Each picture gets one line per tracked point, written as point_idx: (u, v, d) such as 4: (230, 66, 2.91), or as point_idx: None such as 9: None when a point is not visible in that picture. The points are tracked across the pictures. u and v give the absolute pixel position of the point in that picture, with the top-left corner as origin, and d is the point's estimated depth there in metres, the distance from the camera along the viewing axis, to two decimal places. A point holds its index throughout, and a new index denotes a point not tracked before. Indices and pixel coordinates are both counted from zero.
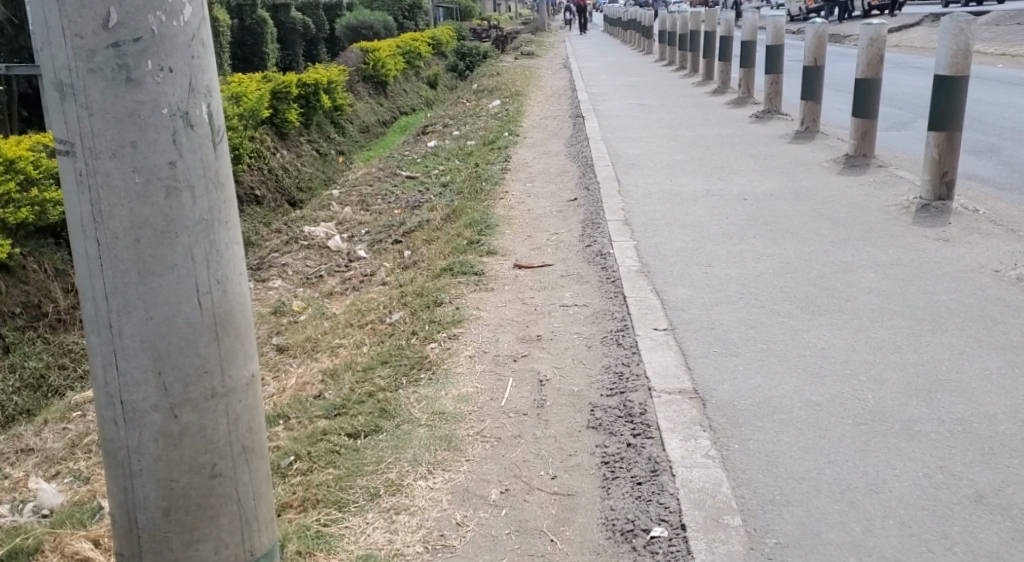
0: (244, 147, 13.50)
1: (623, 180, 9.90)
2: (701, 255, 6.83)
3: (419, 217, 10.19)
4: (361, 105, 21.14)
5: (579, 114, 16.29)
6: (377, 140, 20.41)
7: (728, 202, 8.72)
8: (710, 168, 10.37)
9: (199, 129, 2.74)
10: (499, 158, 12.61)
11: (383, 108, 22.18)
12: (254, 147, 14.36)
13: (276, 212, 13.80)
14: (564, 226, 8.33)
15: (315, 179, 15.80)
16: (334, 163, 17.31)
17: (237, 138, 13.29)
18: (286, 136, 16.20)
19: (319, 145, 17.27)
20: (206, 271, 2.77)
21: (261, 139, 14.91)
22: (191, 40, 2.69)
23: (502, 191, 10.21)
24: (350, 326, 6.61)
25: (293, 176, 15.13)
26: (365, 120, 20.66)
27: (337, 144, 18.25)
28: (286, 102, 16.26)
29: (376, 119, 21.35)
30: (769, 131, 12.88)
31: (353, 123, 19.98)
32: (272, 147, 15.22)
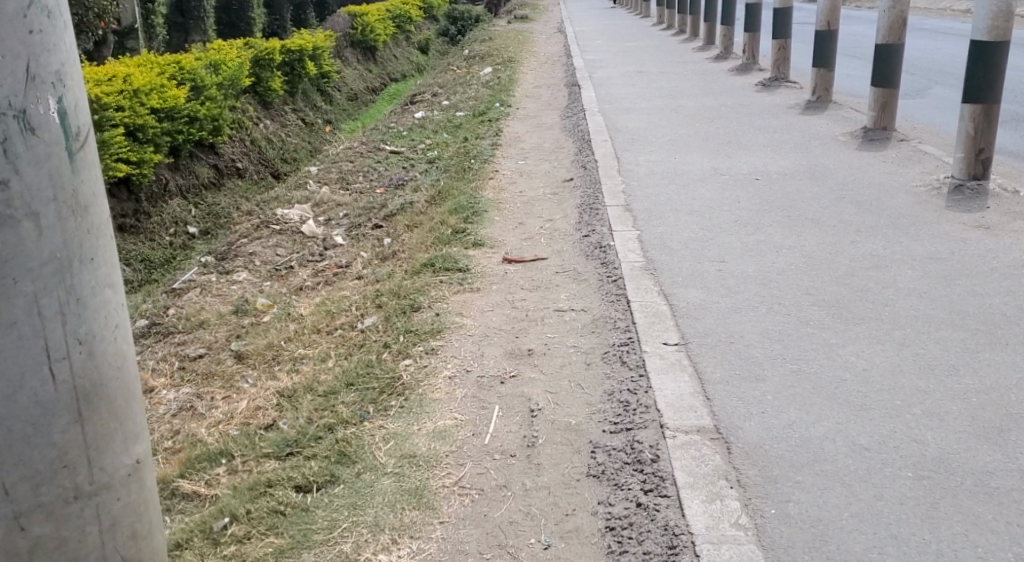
0: (225, 118, 12.62)
1: (623, 158, 9.11)
2: (712, 249, 6.07)
3: (401, 199, 9.41)
4: (349, 72, 20.20)
5: (575, 83, 15.42)
6: (366, 108, 19.51)
7: (738, 183, 7.95)
8: (717, 143, 9.58)
9: (50, 170, 2.34)
10: (490, 132, 11.81)
11: (371, 75, 21.25)
12: (234, 117, 13.48)
13: (260, 185, 12.96)
14: (557, 213, 7.57)
15: (302, 150, 14.93)
16: (321, 134, 16.44)
17: (216, 107, 12.41)
18: (269, 105, 15.31)
19: (304, 114, 16.38)
20: (66, 343, 2.41)
21: (242, 109, 14.03)
22: (35, 59, 2.30)
23: (490, 171, 9.43)
24: (317, 332, 5.86)
25: (278, 146, 14.26)
26: (353, 88, 19.74)
27: (324, 114, 17.35)
28: (270, 68, 15.35)
29: (365, 86, 20.42)
30: (777, 100, 12.07)
31: (341, 91, 19.05)
32: (255, 117, 14.34)
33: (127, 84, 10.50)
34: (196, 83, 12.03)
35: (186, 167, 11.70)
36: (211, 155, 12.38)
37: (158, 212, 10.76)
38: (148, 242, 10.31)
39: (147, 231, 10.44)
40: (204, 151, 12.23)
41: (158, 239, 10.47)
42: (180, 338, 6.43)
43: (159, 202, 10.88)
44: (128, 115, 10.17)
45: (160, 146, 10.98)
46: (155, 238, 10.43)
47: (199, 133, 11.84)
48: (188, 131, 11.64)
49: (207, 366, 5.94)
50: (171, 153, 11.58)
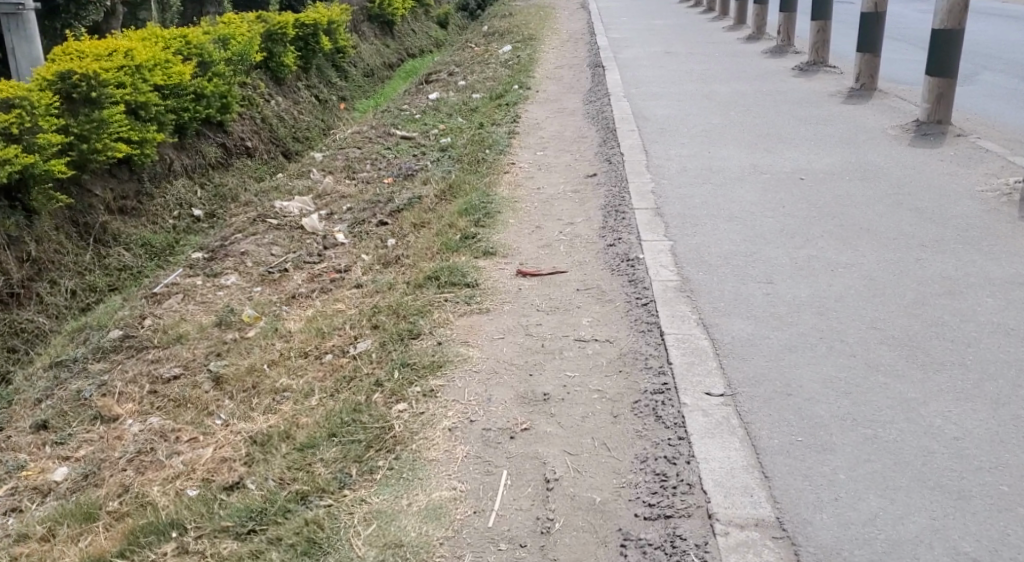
0: (235, 94, 11.82)
1: (651, 151, 8.34)
2: (756, 266, 5.32)
3: (409, 195, 8.69)
4: (366, 47, 19.40)
5: (598, 64, 14.61)
6: (383, 85, 18.74)
7: (780, 184, 7.18)
8: (754, 136, 8.79)
9: None
10: (507, 118, 11.08)
11: (389, 51, 20.47)
12: (244, 93, 12.73)
13: (271, 165, 12.22)
14: (578, 217, 6.84)
15: (315, 128, 14.18)
16: (336, 111, 15.70)
17: (225, 83, 11.65)
18: (281, 82, 14.57)
19: (318, 92, 15.64)
20: None
21: (253, 86, 13.28)
22: None
23: (506, 164, 8.69)
24: (304, 355, 5.15)
25: (290, 124, 13.50)
26: (370, 63, 18.96)
27: (339, 91, 16.61)
28: (283, 42, 14.56)
29: (381, 62, 19.64)
30: (815, 87, 11.24)
31: (357, 67, 18.26)
32: (266, 94, 13.60)
33: (130, 59, 9.75)
34: (205, 58, 11.28)
35: (193, 146, 10.95)
36: (219, 133, 11.63)
37: (162, 193, 10.02)
38: (149, 226, 9.58)
39: (149, 214, 9.70)
40: (212, 130, 11.50)
41: (161, 223, 9.72)
42: (155, 355, 5.72)
43: (163, 182, 10.14)
44: (130, 93, 9.44)
45: (165, 125, 10.24)
46: (158, 222, 9.67)
47: (206, 110, 11.10)
48: (194, 108, 10.91)
49: (181, 391, 5.24)
50: (176, 132, 10.84)
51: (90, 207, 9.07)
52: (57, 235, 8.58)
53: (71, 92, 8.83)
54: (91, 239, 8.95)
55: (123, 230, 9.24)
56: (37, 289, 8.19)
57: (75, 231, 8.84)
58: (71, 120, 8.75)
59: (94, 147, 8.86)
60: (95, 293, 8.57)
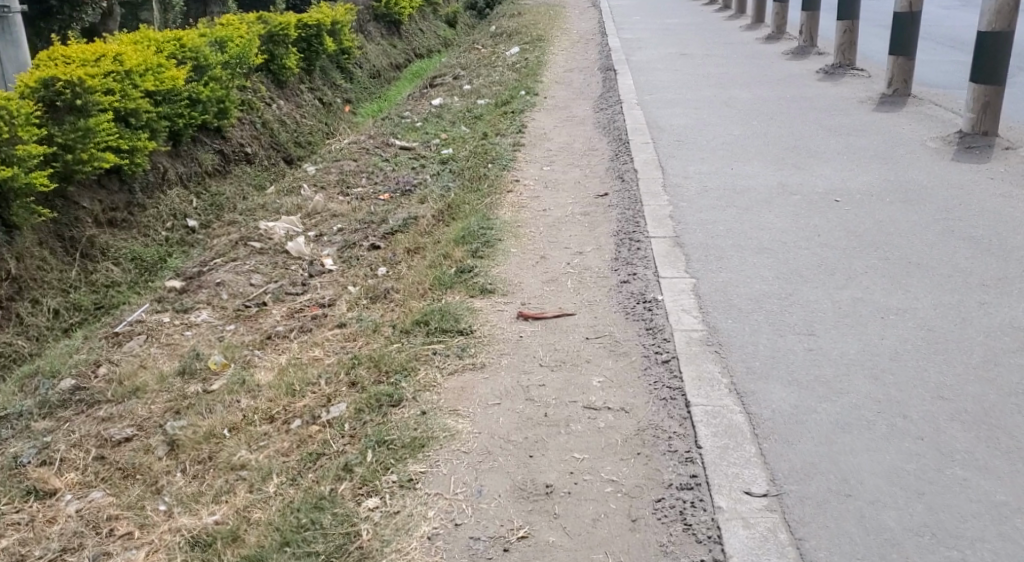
0: (232, 99, 11.12)
1: (668, 169, 7.64)
2: (794, 312, 4.59)
3: (404, 215, 8.03)
4: (371, 48, 18.69)
5: (609, 67, 13.91)
6: (389, 86, 18.03)
7: (814, 208, 6.46)
8: (780, 150, 8.07)
9: None
10: (512, 129, 10.41)
11: (395, 51, 19.77)
12: (242, 97, 12.04)
13: (271, 172, 11.51)
14: (588, 246, 6.15)
15: (319, 132, 13.48)
16: (340, 114, 15.00)
17: (222, 88, 10.96)
18: (284, 84, 13.87)
19: (322, 94, 14.95)
20: None
21: (253, 89, 12.59)
22: None
23: (510, 182, 8.03)
24: (270, 419, 4.46)
25: (291, 128, 12.81)
26: (375, 64, 18.26)
27: (344, 93, 15.90)
28: (285, 44, 13.87)
29: (387, 63, 18.93)
30: (841, 97, 10.55)
31: (362, 68, 17.55)
32: (267, 97, 12.90)
33: (119, 63, 9.07)
34: (201, 61, 10.60)
35: (188, 154, 10.28)
36: (216, 139, 10.96)
37: (155, 203, 9.34)
38: (141, 239, 8.90)
39: (140, 226, 9.03)
40: (208, 136, 10.82)
41: (152, 235, 9.04)
42: (106, 412, 5.03)
43: (156, 192, 9.46)
44: (119, 99, 8.77)
45: (157, 132, 9.56)
46: (149, 234, 9.01)
47: (202, 116, 10.41)
48: (189, 114, 10.22)
49: (129, 458, 4.57)
50: (171, 139, 10.17)
51: (76, 220, 8.40)
52: (40, 250, 7.92)
53: (55, 99, 8.15)
54: (77, 254, 8.27)
55: (112, 244, 8.55)
56: (16, 309, 7.54)
57: (60, 246, 8.18)
58: (54, 129, 8.07)
59: (80, 157, 8.18)
60: (80, 313, 7.88)
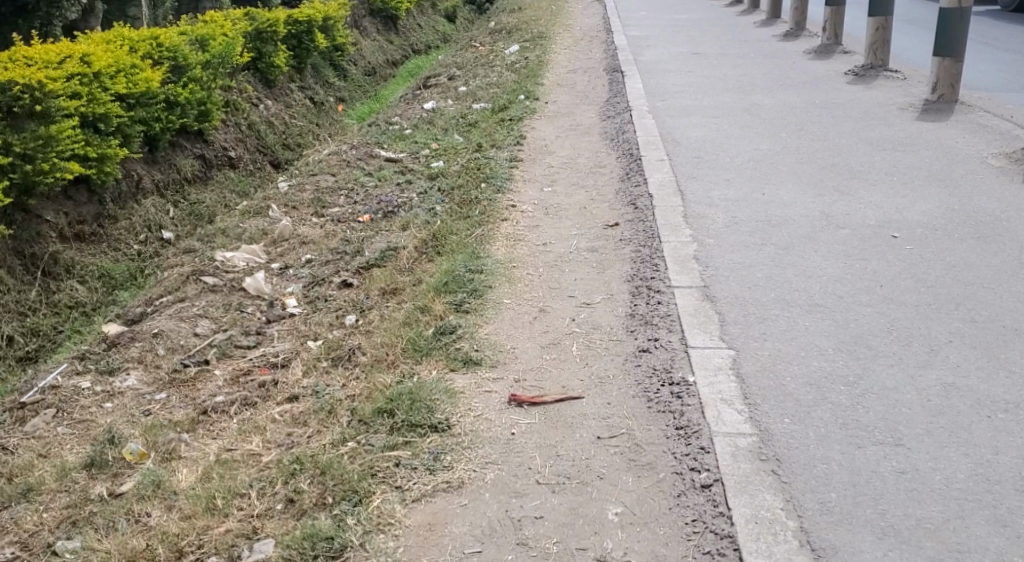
0: (215, 100, 9.99)
1: (689, 194, 6.58)
2: (870, 410, 3.53)
3: (383, 245, 6.95)
4: (366, 44, 17.56)
5: (617, 68, 12.82)
6: (385, 84, 16.91)
7: (869, 246, 5.43)
8: (818, 173, 7.02)
9: None
10: (509, 140, 9.35)
11: (392, 47, 18.64)
12: (226, 98, 10.94)
13: (257, 178, 10.40)
14: (597, 296, 5.11)
15: (310, 134, 12.38)
16: (332, 115, 13.89)
17: (203, 89, 9.85)
18: (273, 84, 12.75)
19: (313, 95, 13.84)
20: None
21: (238, 90, 11.51)
22: None
23: (506, 207, 6.97)
24: (178, 554, 3.34)
25: (279, 131, 11.71)
26: (371, 61, 17.14)
27: (337, 92, 14.79)
28: (274, 41, 12.76)
29: (384, 60, 17.81)
30: (876, 106, 9.48)
31: (356, 65, 16.41)
32: (253, 97, 11.78)
33: (87, 65, 8.01)
34: (179, 61, 9.51)
35: (166, 160, 9.19)
36: (197, 143, 9.84)
37: (128, 214, 8.25)
38: (111, 254, 7.82)
39: (111, 239, 7.95)
40: (188, 140, 9.71)
41: (124, 248, 7.96)
42: None
43: (129, 203, 8.37)
44: (85, 103, 7.67)
45: (131, 138, 8.46)
46: (121, 248, 7.92)
47: (182, 119, 9.32)
48: (167, 117, 9.13)
49: None
50: (146, 144, 9.06)
51: (38, 235, 7.28)
52: None
53: (11, 105, 7.04)
54: (38, 272, 7.16)
55: (77, 259, 7.48)
56: None
57: (19, 264, 7.06)
58: (13, 136, 6.92)
59: (41, 168, 7.03)
60: (37, 339, 6.76)
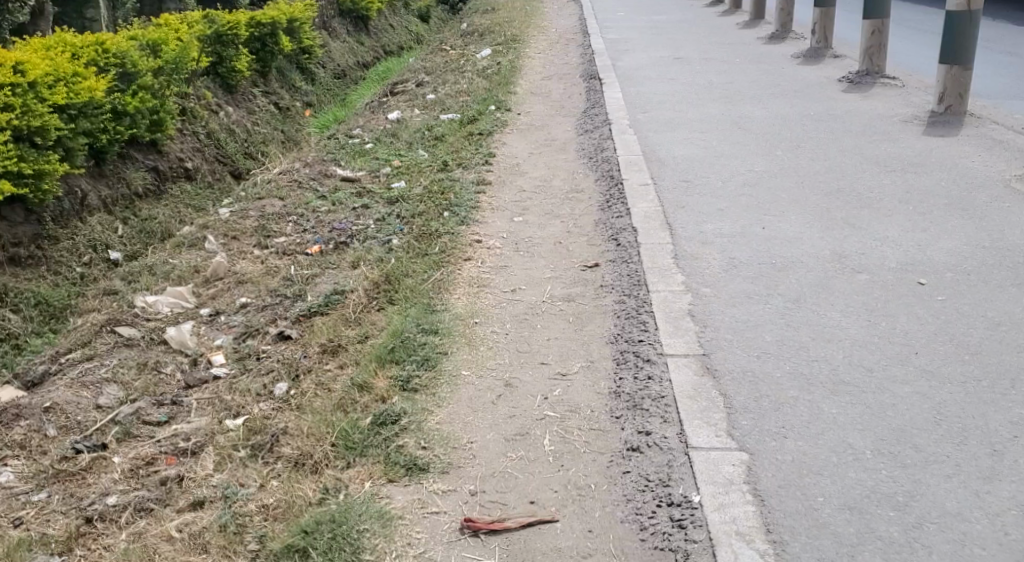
0: (170, 107, 8.96)
1: (679, 229, 5.75)
2: (933, 554, 2.82)
3: (328, 287, 6.05)
4: (335, 46, 16.57)
5: (595, 75, 11.97)
6: (357, 86, 15.90)
7: (894, 297, 4.62)
8: (823, 201, 6.22)
9: None
10: (477, 158, 8.48)
11: (363, 49, 17.65)
12: (182, 106, 9.94)
13: (217, 190, 9.35)
14: (574, 364, 4.26)
15: (274, 141, 11.39)
16: (300, 120, 12.89)
17: (155, 97, 8.83)
18: (235, 90, 11.69)
19: (278, 101, 12.83)
20: None
21: (195, 96, 10.47)
22: None
23: (470, 242, 6.09)
24: None
25: (241, 139, 10.74)
26: (340, 63, 16.14)
27: (304, 97, 13.78)
28: (235, 45, 11.67)
29: (354, 62, 16.82)
30: (877, 119, 8.68)
31: (324, 68, 15.43)
32: (212, 104, 10.76)
33: (20, 73, 7.13)
34: (127, 67, 8.56)
35: (115, 174, 8.20)
36: (150, 154, 8.81)
37: (70, 233, 7.32)
38: (49, 278, 6.89)
39: (50, 262, 7.02)
40: (139, 151, 8.67)
41: (65, 272, 7.04)
42: None
43: (72, 221, 7.43)
44: (19, 115, 6.80)
45: (74, 151, 7.46)
46: (61, 271, 7.01)
47: (131, 130, 8.35)
48: (113, 128, 8.10)
49: None
50: (92, 156, 8.08)
51: None
52: None
53: None
54: None
55: (11, 284, 6.48)
56: None
57: None
58: None
59: None
60: None
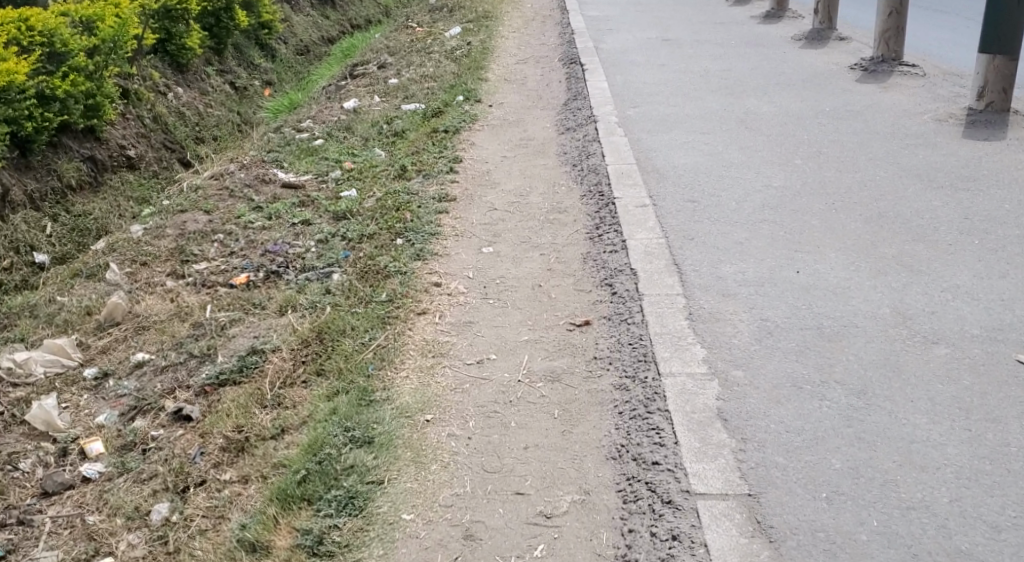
0: (110, 90, 7.82)
1: (690, 272, 4.54)
2: None
3: (244, 345, 4.80)
4: (299, 19, 15.09)
5: (576, 59, 10.67)
6: (326, 61, 14.46)
7: (993, 387, 3.45)
8: (865, 230, 5.02)
9: None
10: (440, 164, 7.20)
11: (330, 22, 16.17)
12: (124, 87, 8.57)
13: (166, 180, 8.28)
14: (563, 498, 3.03)
15: (230, 126, 9.98)
16: (260, 101, 11.47)
17: (92, 80, 7.67)
18: (185, 69, 10.19)
19: (234, 81, 11.42)
20: None
21: (139, 77, 9.12)
22: None
23: (427, 285, 4.84)
24: None
25: (191, 123, 9.42)
26: (303, 37, 14.68)
27: (265, 75, 12.32)
28: (186, 20, 10.12)
29: (320, 36, 15.35)
30: (906, 115, 7.46)
31: (287, 43, 13.97)
32: (160, 85, 9.42)
33: None
34: (57, 47, 7.28)
35: (44, 165, 7.24)
36: (86, 142, 7.76)
37: None
38: None
39: None
40: (73, 139, 7.62)
41: None
42: None
43: None
44: None
45: None
46: None
47: (62, 117, 7.29)
48: (38, 115, 7.07)
49: None
50: (17, 147, 7.11)
51: None
52: None
53: None
54: None
55: None
56: None
57: None
58: None
59: None
60: None
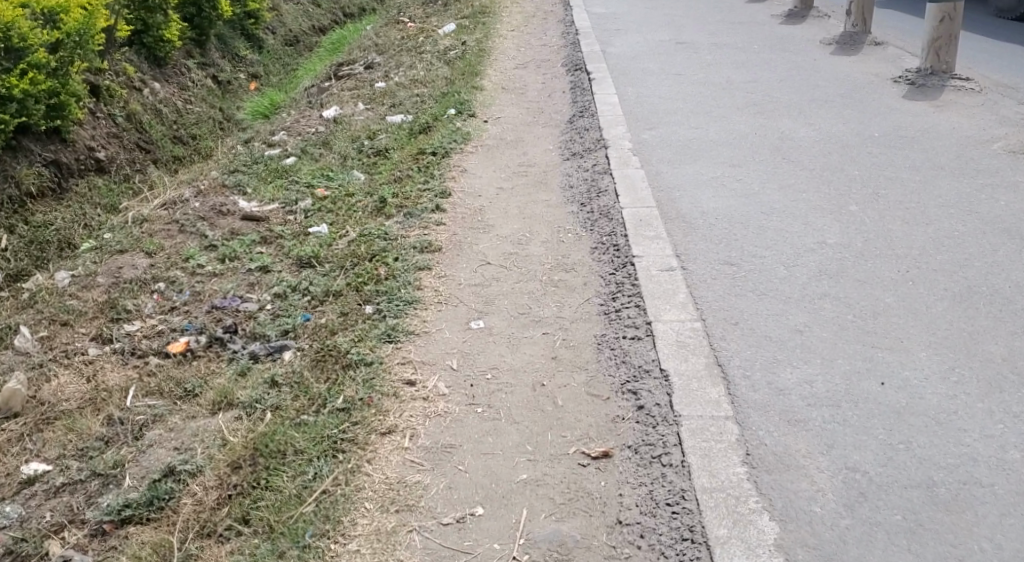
0: (73, 88, 6.71)
1: (740, 384, 3.49)
2: None
3: (159, 465, 3.71)
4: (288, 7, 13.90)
5: (582, 67, 9.53)
6: (323, 48, 13.32)
7: None
8: (957, 314, 3.93)
9: None
10: (426, 197, 6.08)
11: (321, 10, 14.97)
12: (93, 82, 7.46)
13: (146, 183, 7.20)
14: None
15: (211, 123, 8.84)
16: (246, 97, 10.35)
17: (53, 76, 6.57)
18: (166, 63, 9.03)
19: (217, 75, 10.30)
20: None
21: (110, 72, 7.98)
22: None
23: (397, 385, 3.75)
24: None
25: (169, 122, 8.28)
26: (292, 27, 13.50)
27: (252, 67, 11.19)
28: (164, 10, 8.99)
29: (311, 26, 14.16)
30: (971, 144, 6.37)
31: (275, 34, 12.84)
32: (136, 81, 8.29)
33: None
34: (13, 42, 6.14)
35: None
36: (50, 144, 6.70)
37: None
38: None
39: None
40: (34, 142, 6.56)
41: None
42: None
43: None
44: None
45: None
46: None
47: (20, 120, 6.21)
48: None
49: None
50: None
51: None
52: None
53: None
54: None
55: None
56: None
57: None
58: None
59: None
60: None
